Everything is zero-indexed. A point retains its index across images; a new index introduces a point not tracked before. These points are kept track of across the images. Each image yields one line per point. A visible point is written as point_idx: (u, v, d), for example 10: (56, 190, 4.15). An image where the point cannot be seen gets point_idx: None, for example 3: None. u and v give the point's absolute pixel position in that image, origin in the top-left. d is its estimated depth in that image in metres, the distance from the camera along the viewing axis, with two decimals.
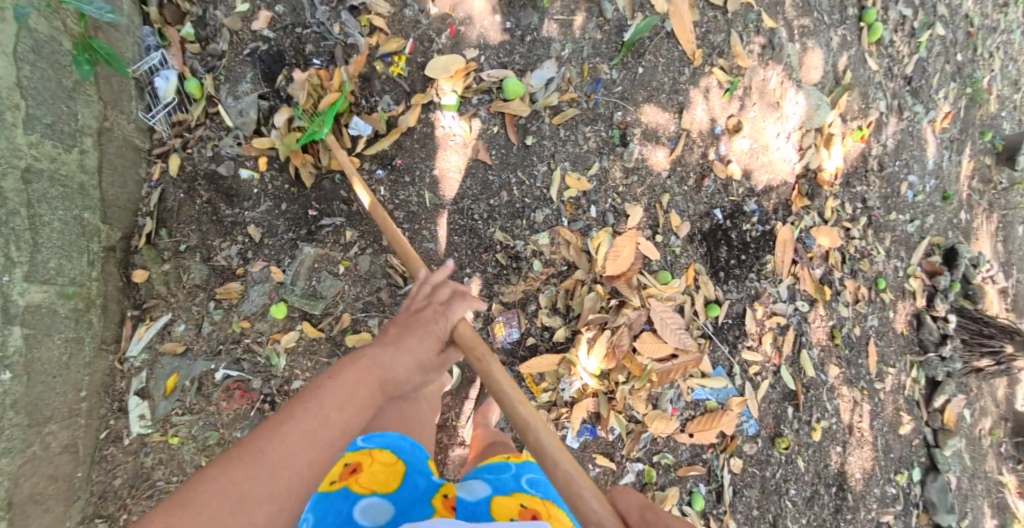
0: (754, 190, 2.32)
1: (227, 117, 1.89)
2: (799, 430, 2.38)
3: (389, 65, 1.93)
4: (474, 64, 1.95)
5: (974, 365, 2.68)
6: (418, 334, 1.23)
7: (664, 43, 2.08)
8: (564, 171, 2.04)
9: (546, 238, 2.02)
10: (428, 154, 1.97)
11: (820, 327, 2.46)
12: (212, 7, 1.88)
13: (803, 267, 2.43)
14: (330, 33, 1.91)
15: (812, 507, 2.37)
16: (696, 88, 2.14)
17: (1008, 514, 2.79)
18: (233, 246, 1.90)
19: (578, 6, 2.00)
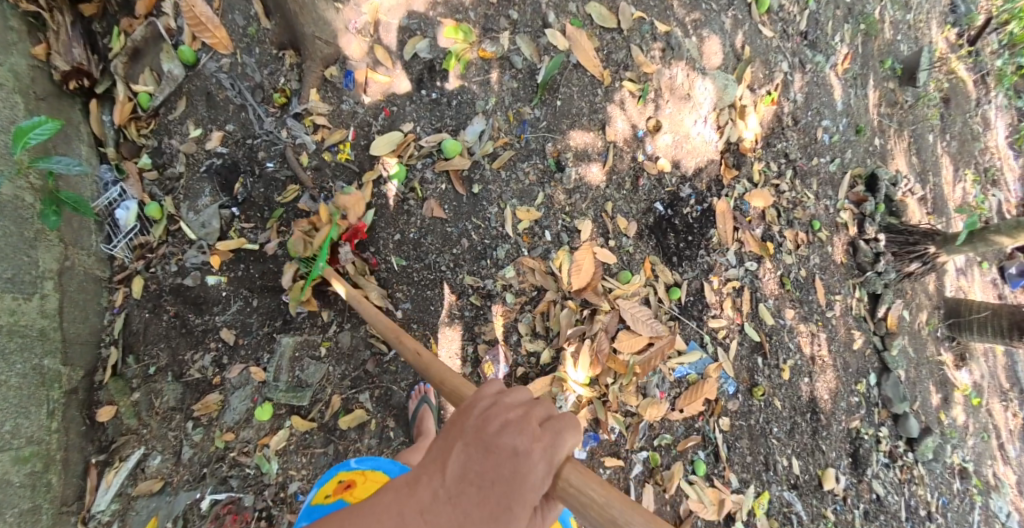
0: (684, 175, 2.58)
1: (188, 231, 1.88)
2: (772, 374, 2.70)
3: (336, 152, 2.03)
4: (412, 135, 2.10)
5: (905, 269, 3.00)
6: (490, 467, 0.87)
7: (575, 73, 2.31)
8: (514, 208, 2.26)
9: (512, 270, 2.25)
10: (391, 225, 2.10)
11: (770, 279, 2.75)
12: (166, 137, 1.90)
13: (745, 231, 2.71)
14: (279, 139, 1.98)
15: (795, 436, 2.72)
16: (612, 104, 2.39)
17: (950, 387, 3.07)
18: (206, 356, 1.87)
19: (492, 61, 2.19)
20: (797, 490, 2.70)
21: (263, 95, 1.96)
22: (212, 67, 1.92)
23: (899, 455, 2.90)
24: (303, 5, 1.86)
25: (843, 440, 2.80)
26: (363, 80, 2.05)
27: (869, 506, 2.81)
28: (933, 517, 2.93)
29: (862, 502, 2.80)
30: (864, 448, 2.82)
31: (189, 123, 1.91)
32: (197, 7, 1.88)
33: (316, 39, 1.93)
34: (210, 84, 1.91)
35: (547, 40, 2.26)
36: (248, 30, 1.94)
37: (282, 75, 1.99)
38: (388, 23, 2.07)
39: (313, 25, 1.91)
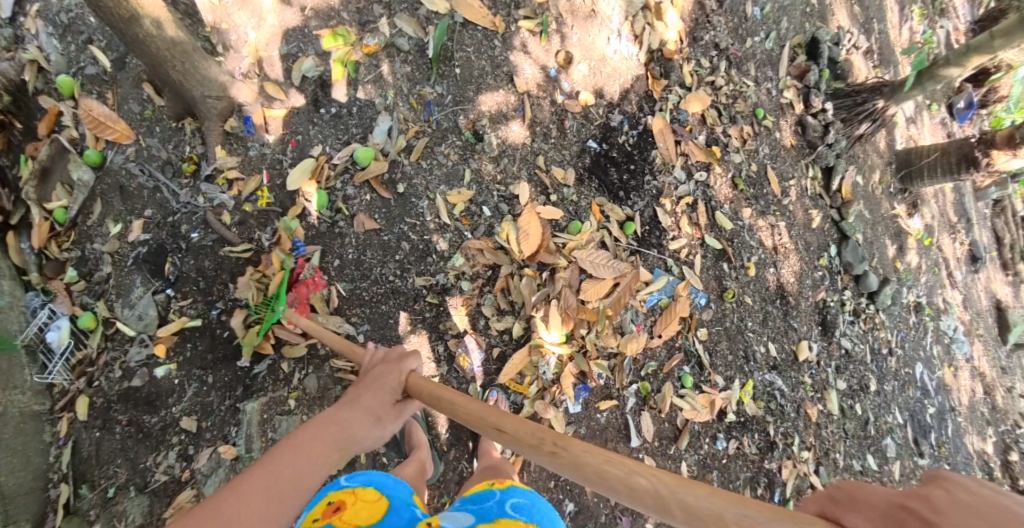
0: (613, 104, 2.45)
1: (128, 327, 1.79)
2: (739, 274, 2.68)
3: (256, 200, 1.96)
4: (324, 157, 2.04)
5: (856, 133, 2.91)
6: (371, 392, 1.42)
7: (466, 33, 2.21)
8: (444, 195, 2.17)
9: (461, 259, 2.19)
10: (331, 252, 2.04)
11: (723, 184, 2.68)
12: (89, 243, 1.82)
13: (688, 141, 2.58)
14: (197, 205, 1.90)
15: (769, 324, 2.73)
16: (514, 51, 2.27)
17: (904, 235, 3.06)
18: (170, 453, 1.77)
19: (377, 55, 2.12)
20: (777, 370, 2.71)
21: (174, 169, 1.90)
22: (120, 160, 1.86)
23: (862, 309, 2.91)
24: (185, 70, 1.77)
25: (812, 313, 2.83)
26: (262, 121, 1.99)
27: (840, 362, 2.85)
28: (893, 352, 2.96)
29: (834, 360, 2.84)
30: (831, 314, 2.86)
31: (108, 222, 1.84)
32: (94, 109, 1.83)
33: (206, 98, 1.85)
34: (121, 177, 1.86)
35: (427, 9, 2.17)
36: (145, 113, 1.89)
37: (187, 144, 1.92)
38: (270, 57, 2.01)
39: (200, 85, 1.82)
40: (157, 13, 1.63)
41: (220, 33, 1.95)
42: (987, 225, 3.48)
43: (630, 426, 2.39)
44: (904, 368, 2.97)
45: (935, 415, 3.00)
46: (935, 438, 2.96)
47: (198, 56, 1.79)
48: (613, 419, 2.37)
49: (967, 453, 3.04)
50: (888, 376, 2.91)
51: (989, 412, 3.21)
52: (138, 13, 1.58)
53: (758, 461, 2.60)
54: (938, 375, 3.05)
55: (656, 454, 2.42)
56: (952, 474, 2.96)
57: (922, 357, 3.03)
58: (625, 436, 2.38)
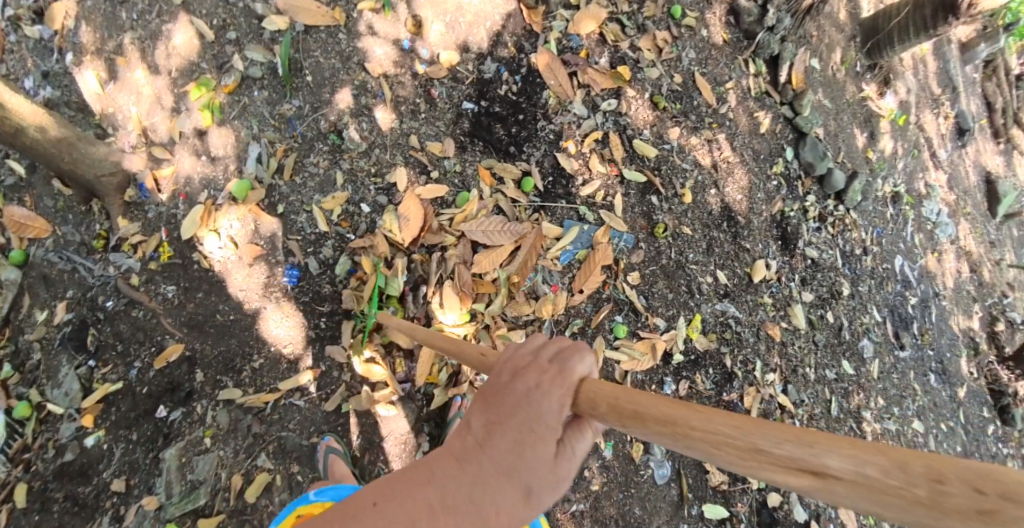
0: (483, 52, 2.28)
1: (57, 407, 1.92)
2: (672, 205, 2.50)
3: (159, 256, 2.07)
4: (210, 201, 2.10)
5: (803, 6, 2.48)
6: (499, 428, 0.95)
7: (310, 39, 2.16)
8: (319, 204, 2.15)
9: (347, 261, 2.15)
10: (221, 294, 2.09)
11: (640, 107, 2.45)
12: (21, 334, 1.97)
13: (586, 69, 2.37)
14: (106, 274, 2.04)
15: (715, 250, 2.55)
16: (361, 37, 2.18)
17: (875, 121, 2.66)
18: (104, 519, 1.88)
19: (238, 91, 2.12)
20: (730, 298, 2.56)
21: (88, 248, 2.05)
22: (42, 253, 2.03)
23: (829, 213, 2.64)
24: (74, 159, 1.95)
25: (768, 228, 2.60)
26: (154, 184, 2.09)
27: (807, 273, 2.64)
28: (869, 250, 2.70)
29: (798, 273, 2.63)
30: (792, 226, 2.61)
31: (36, 311, 1.99)
32: (14, 213, 2.02)
33: (100, 177, 2.00)
34: (44, 268, 2.02)
35: (270, 31, 2.14)
36: (58, 205, 2.07)
37: (97, 221, 2.08)
38: (153, 124, 2.10)
39: (91, 168, 1.98)
40: (39, 120, 1.87)
41: (109, 117, 2.09)
42: (977, 91, 3.02)
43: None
44: (883, 264, 2.71)
45: (918, 304, 2.76)
46: (918, 327, 2.75)
47: (84, 144, 1.98)
48: None
49: (952, 334, 2.82)
50: (865, 277, 2.68)
51: (977, 289, 2.91)
52: (22, 125, 1.83)
53: (714, 395, 2.50)
54: (921, 263, 2.78)
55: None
56: (937, 358, 2.77)
57: (903, 250, 2.75)
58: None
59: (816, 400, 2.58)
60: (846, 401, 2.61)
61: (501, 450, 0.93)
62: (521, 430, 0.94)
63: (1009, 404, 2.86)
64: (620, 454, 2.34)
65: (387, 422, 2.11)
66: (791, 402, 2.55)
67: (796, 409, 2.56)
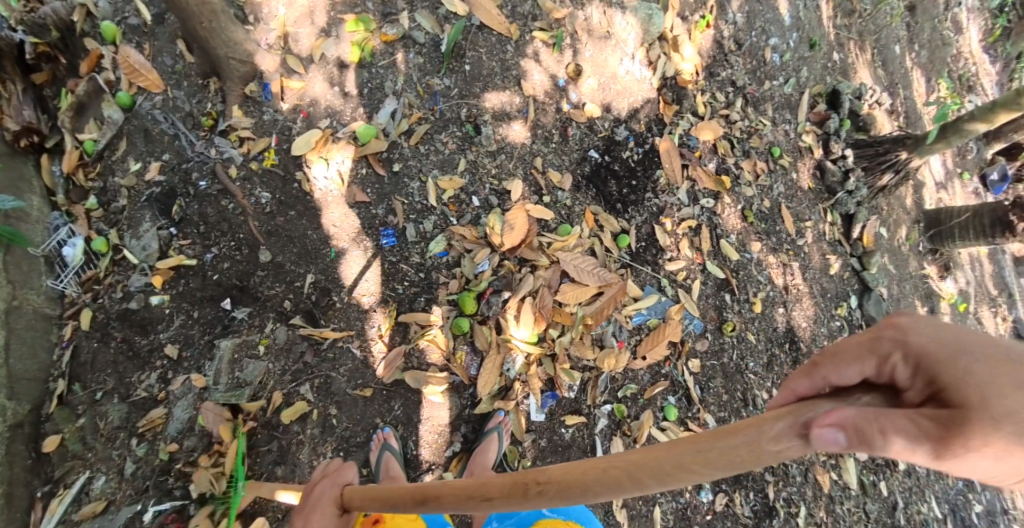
0: (618, 118, 2.49)
1: (131, 257, 1.83)
2: (742, 309, 2.55)
3: (262, 160, 1.99)
4: (329, 130, 2.06)
5: (878, 184, 2.78)
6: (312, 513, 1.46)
7: (480, 36, 2.28)
8: (436, 179, 2.16)
9: (443, 242, 2.11)
10: (313, 221, 2.01)
11: (731, 215, 2.63)
12: (111, 176, 1.90)
13: (696, 166, 2.59)
14: (208, 156, 1.95)
15: (774, 369, 2.53)
16: (526, 58, 2.33)
17: (935, 298, 2.89)
18: (151, 375, 1.78)
19: (394, 44, 2.18)
20: None
21: (194, 121, 1.97)
22: (147, 106, 1.93)
23: None
24: (211, 29, 1.84)
25: None
26: (280, 90, 2.04)
27: None
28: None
29: None
30: None
31: (130, 160, 1.91)
32: (131, 57, 1.93)
33: (230, 59, 1.92)
34: (146, 122, 1.93)
35: (446, 9, 2.24)
36: (176, 67, 1.97)
37: (210, 101, 1.99)
38: (296, 33, 2.08)
39: (225, 46, 1.89)
40: None
41: (253, 6, 2.06)
42: None
43: (598, 449, 2.12)
44: None
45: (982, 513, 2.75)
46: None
47: (225, 18, 1.85)
48: (578, 437, 2.11)
49: None
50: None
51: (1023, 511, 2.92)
52: None
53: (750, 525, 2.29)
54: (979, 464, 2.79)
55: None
56: None
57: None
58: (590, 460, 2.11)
59: None
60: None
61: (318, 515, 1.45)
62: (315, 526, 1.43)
63: None
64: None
65: (431, 408, 2.00)
66: None
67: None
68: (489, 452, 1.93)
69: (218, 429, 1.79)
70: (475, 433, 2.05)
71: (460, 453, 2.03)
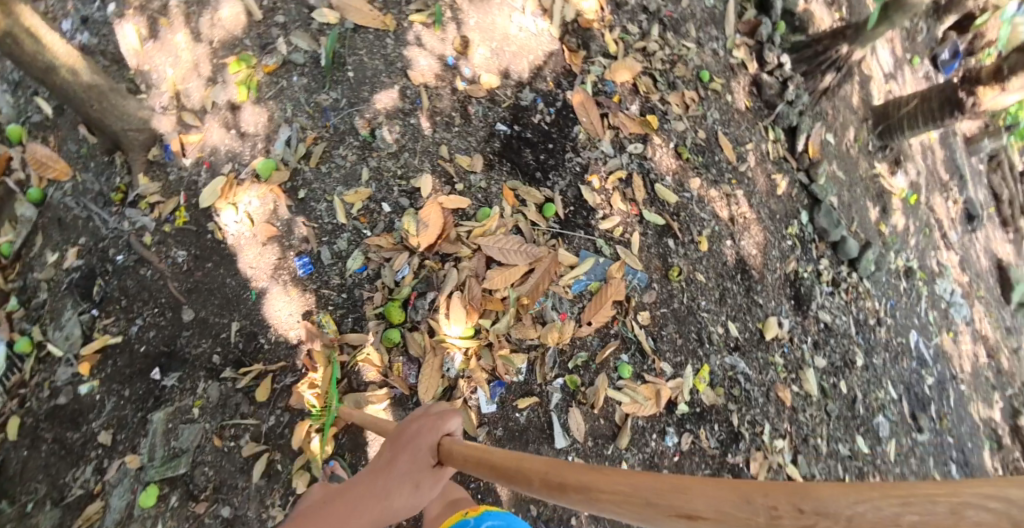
0: (521, 82, 2.40)
1: (56, 349, 1.85)
2: (688, 251, 2.56)
3: (174, 220, 1.96)
4: (232, 174, 2.00)
5: (820, 85, 2.81)
6: (406, 455, 1.47)
7: (357, 38, 2.20)
8: (341, 195, 2.09)
9: (360, 257, 2.06)
10: (230, 268, 1.97)
11: (665, 155, 2.59)
12: (31, 272, 1.93)
13: (617, 113, 2.52)
14: (121, 229, 1.94)
15: (728, 302, 2.55)
16: (408, 46, 2.25)
17: (888, 195, 2.90)
18: (87, 468, 1.78)
19: (277, 72, 2.09)
20: (740, 351, 2.51)
21: (105, 198, 1.97)
22: (58, 195, 1.97)
23: (842, 278, 2.70)
24: (103, 108, 1.85)
25: (782, 286, 2.63)
26: (179, 147, 1.99)
27: (819, 336, 2.62)
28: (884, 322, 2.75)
29: (811, 336, 2.61)
30: (805, 287, 2.65)
31: (47, 252, 1.93)
32: (37, 152, 1.98)
33: (127, 132, 1.92)
34: (59, 211, 1.96)
35: (319, 22, 2.18)
36: (81, 151, 2.00)
37: (118, 175, 1.98)
38: (187, 89, 2.02)
39: (120, 121, 1.89)
40: (73, 63, 1.74)
41: (143, 75, 2.01)
42: (984, 181, 3.47)
43: (555, 425, 2.20)
44: (897, 338, 2.75)
45: (934, 385, 2.76)
46: (936, 409, 2.72)
47: (116, 95, 1.88)
48: (534, 419, 2.18)
49: (972, 424, 2.81)
50: (879, 347, 2.69)
51: (997, 378, 2.96)
52: (54, 63, 1.70)
53: (719, 455, 2.38)
54: (935, 343, 2.84)
55: (590, 456, 2.24)
56: (958, 447, 2.71)
57: (917, 325, 2.80)
58: (550, 437, 2.19)
59: (828, 476, 2.45)
60: (858, 479, 2.49)
61: (404, 460, 1.46)
62: (409, 467, 1.45)
63: None
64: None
65: (374, 426, 1.96)
66: (800, 474, 2.42)
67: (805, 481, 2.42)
68: None
69: (316, 352, 1.95)
70: None
71: None
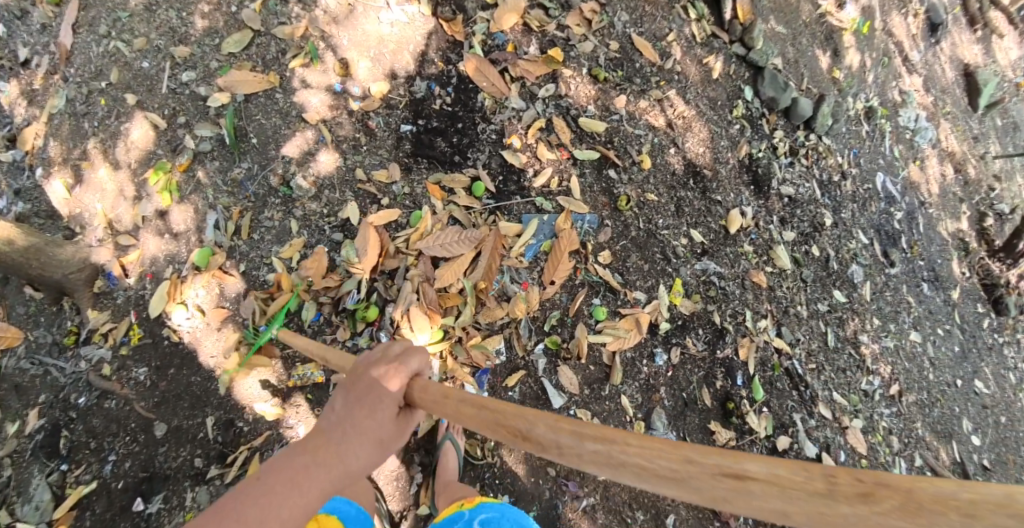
0: (411, 74, 2.48)
1: (28, 523, 1.89)
2: (631, 175, 2.58)
3: (130, 340, 2.06)
4: (175, 275, 2.12)
5: None
6: (369, 402, 1.20)
7: (252, 106, 2.29)
8: (277, 253, 2.20)
9: (313, 304, 2.20)
10: (192, 365, 2.08)
11: (581, 85, 2.64)
12: None
13: (516, 62, 2.59)
14: (79, 370, 2.03)
15: (686, 210, 2.56)
16: (296, 92, 2.35)
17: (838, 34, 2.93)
18: None
19: (192, 167, 2.19)
20: (709, 255, 2.53)
21: (60, 346, 2.06)
22: (13, 361, 2.02)
23: (798, 146, 2.72)
24: (40, 262, 1.98)
25: (737, 176, 2.62)
26: (121, 269, 2.11)
27: (785, 212, 2.64)
28: (846, 175, 2.80)
29: (776, 214, 2.63)
30: (762, 167, 2.66)
31: (8, 422, 1.97)
32: None
33: (69, 275, 2.01)
34: (15, 376, 2.01)
35: (215, 106, 2.26)
36: (31, 310, 2.08)
37: (69, 317, 2.08)
38: (118, 215, 2.13)
39: (58, 268, 1.99)
40: (6, 233, 1.98)
41: (76, 218, 2.13)
42: None
43: (548, 389, 2.37)
44: (863, 186, 2.82)
45: (902, 218, 2.86)
46: (906, 240, 2.83)
47: (52, 248, 2.02)
48: (526, 391, 2.36)
49: (942, 241, 2.95)
50: (845, 202, 2.74)
51: (962, 190, 3.13)
52: None
53: (708, 355, 2.45)
54: (902, 176, 2.93)
55: (591, 402, 2.38)
56: (928, 267, 2.86)
57: (883, 165, 2.91)
58: (545, 401, 2.36)
59: (812, 336, 2.54)
60: (841, 329, 2.59)
61: (364, 414, 1.18)
62: (376, 421, 1.19)
63: (1002, 295, 2.99)
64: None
65: None
66: (786, 344, 2.51)
67: (794, 348, 2.51)
68: (449, 462, 2.10)
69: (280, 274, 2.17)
70: (429, 455, 2.19)
71: (425, 482, 2.16)
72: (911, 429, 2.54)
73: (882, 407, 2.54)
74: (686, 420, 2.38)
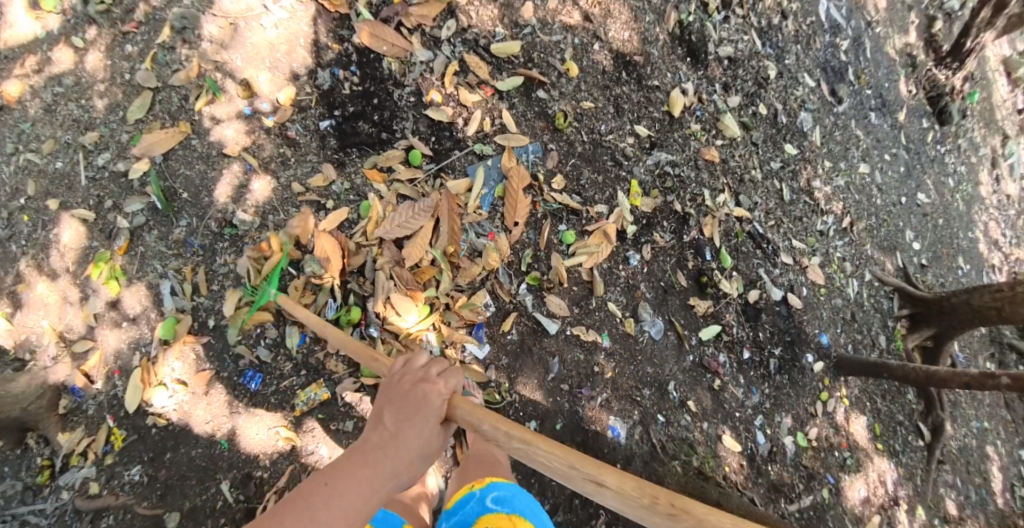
0: (310, 69, 2.38)
1: None
2: (561, 87, 2.50)
3: (113, 446, 2.11)
4: (144, 361, 2.16)
5: None
6: (416, 413, 1.40)
7: (173, 163, 2.26)
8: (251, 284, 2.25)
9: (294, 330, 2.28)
10: (189, 440, 2.17)
11: (484, 10, 2.50)
12: None
13: (407, 12, 2.44)
14: (65, 499, 2.06)
15: (625, 105, 2.52)
16: (211, 131, 2.30)
17: None
18: None
19: (132, 247, 2.20)
20: (660, 146, 2.53)
21: (35, 484, 2.06)
22: None
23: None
24: None
25: (671, 52, 2.60)
26: (83, 378, 2.11)
27: (727, 78, 2.65)
28: (786, 15, 2.81)
29: (718, 81, 2.64)
30: (696, 33, 2.63)
31: None
32: None
33: (29, 407, 2.01)
34: None
35: (137, 178, 2.22)
36: None
37: (38, 452, 2.07)
38: (68, 324, 2.13)
39: (13, 404, 1.97)
40: None
41: (23, 344, 2.10)
42: None
43: (540, 319, 2.38)
44: (806, 21, 2.87)
45: (849, 47, 2.98)
46: (854, 72, 2.97)
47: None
48: (522, 330, 2.37)
49: (886, 65, 3.11)
50: (786, 45, 2.79)
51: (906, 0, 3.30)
52: None
53: (677, 243, 2.50)
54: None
55: (583, 319, 2.40)
56: (875, 96, 3.02)
57: None
58: (540, 330, 2.38)
59: (769, 195, 2.64)
60: (796, 181, 2.70)
61: (410, 422, 1.38)
62: (421, 425, 1.39)
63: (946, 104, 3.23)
64: (617, 337, 2.40)
65: None
66: (747, 211, 2.59)
67: (753, 213, 2.60)
68: None
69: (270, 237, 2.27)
70: None
71: (457, 444, 2.34)
72: (860, 251, 2.80)
73: (836, 239, 2.75)
74: (668, 304, 2.46)
